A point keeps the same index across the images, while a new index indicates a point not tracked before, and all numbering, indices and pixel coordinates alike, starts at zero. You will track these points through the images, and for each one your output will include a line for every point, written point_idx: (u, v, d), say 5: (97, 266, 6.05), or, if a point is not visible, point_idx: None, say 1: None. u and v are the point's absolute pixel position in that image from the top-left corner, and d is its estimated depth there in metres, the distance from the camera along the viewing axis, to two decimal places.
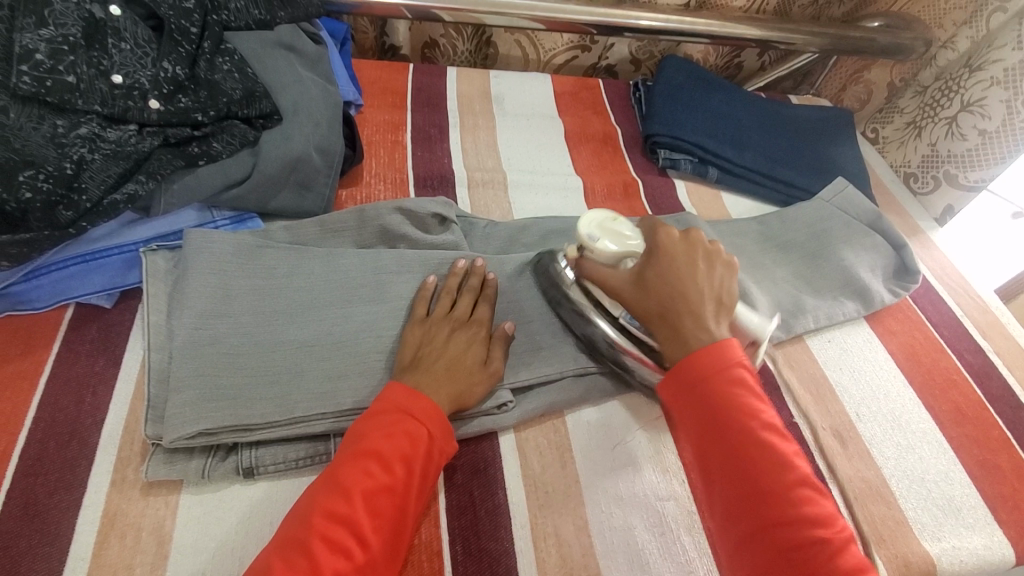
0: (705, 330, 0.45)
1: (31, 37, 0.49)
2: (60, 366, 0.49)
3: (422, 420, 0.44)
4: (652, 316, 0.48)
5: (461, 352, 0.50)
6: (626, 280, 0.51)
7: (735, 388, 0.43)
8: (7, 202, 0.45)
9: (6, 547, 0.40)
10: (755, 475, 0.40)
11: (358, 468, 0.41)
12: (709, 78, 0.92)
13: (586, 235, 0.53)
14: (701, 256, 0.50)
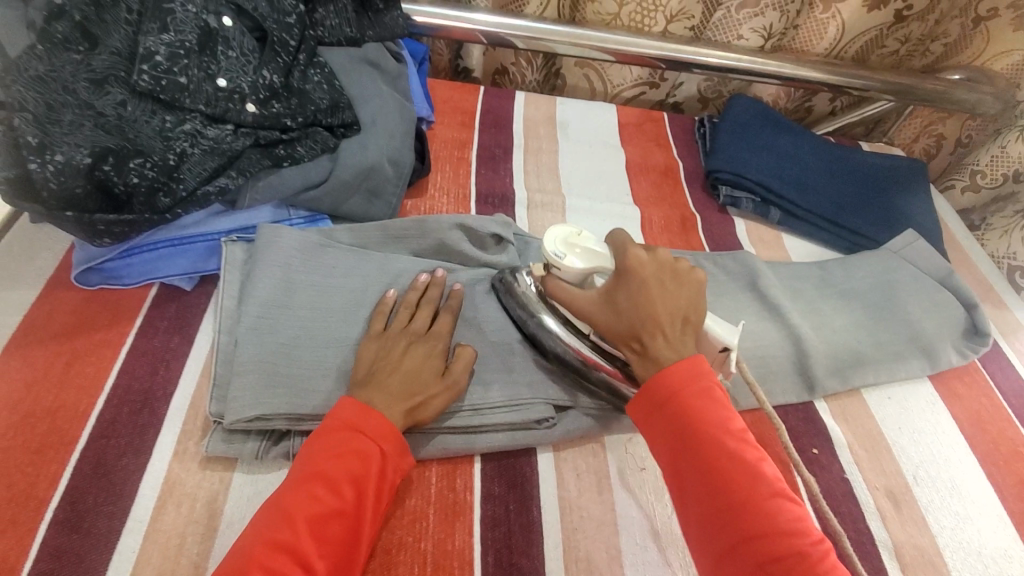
0: (672, 348, 0.46)
1: (154, 40, 0.53)
2: (140, 339, 0.53)
3: (373, 438, 0.43)
4: (623, 339, 0.48)
5: (419, 363, 0.49)
6: (594, 300, 0.50)
7: (701, 401, 0.44)
8: (116, 184, 0.50)
9: (76, 500, 0.43)
10: (728, 488, 0.40)
11: (303, 494, 0.40)
12: (777, 118, 0.91)
13: (552, 253, 0.52)
14: (667, 276, 0.50)
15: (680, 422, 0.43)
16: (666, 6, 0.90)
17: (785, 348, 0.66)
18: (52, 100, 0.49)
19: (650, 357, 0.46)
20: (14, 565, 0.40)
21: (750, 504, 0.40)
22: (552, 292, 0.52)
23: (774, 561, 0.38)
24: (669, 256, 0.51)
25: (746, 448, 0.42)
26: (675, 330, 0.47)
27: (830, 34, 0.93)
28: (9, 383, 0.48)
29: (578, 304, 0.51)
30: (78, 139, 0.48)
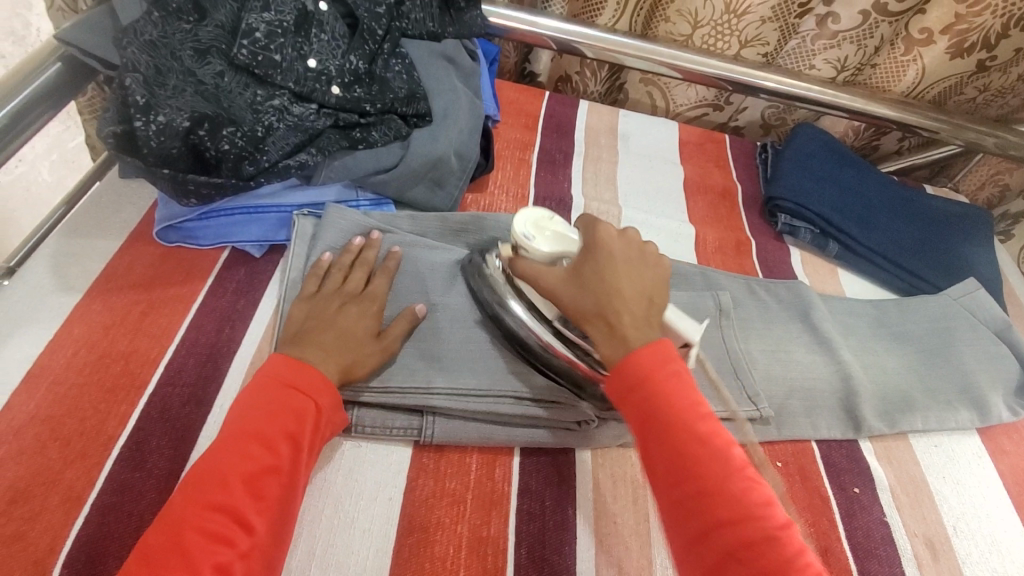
0: (640, 329, 0.46)
1: (256, 18, 0.56)
2: (210, 297, 0.55)
3: (306, 393, 0.45)
4: (586, 316, 0.47)
5: (352, 323, 0.51)
6: (561, 278, 0.49)
7: (677, 384, 0.43)
8: (209, 149, 0.53)
9: (141, 441, 0.45)
10: (700, 473, 0.40)
11: (236, 454, 0.41)
12: (843, 151, 0.90)
13: (522, 233, 0.51)
14: (634, 255, 0.50)
15: (654, 406, 0.43)
16: (740, 31, 0.90)
17: (832, 383, 0.65)
18: (159, 64, 0.52)
19: (618, 334, 0.45)
20: (81, 494, 0.42)
21: (723, 491, 0.40)
22: (520, 271, 0.51)
23: (743, 546, 0.38)
24: (639, 240, 0.52)
25: (715, 433, 0.42)
26: (642, 310, 0.47)
27: (909, 78, 0.91)
28: (89, 324, 0.51)
29: (543, 281, 0.49)
30: (180, 103, 0.51)
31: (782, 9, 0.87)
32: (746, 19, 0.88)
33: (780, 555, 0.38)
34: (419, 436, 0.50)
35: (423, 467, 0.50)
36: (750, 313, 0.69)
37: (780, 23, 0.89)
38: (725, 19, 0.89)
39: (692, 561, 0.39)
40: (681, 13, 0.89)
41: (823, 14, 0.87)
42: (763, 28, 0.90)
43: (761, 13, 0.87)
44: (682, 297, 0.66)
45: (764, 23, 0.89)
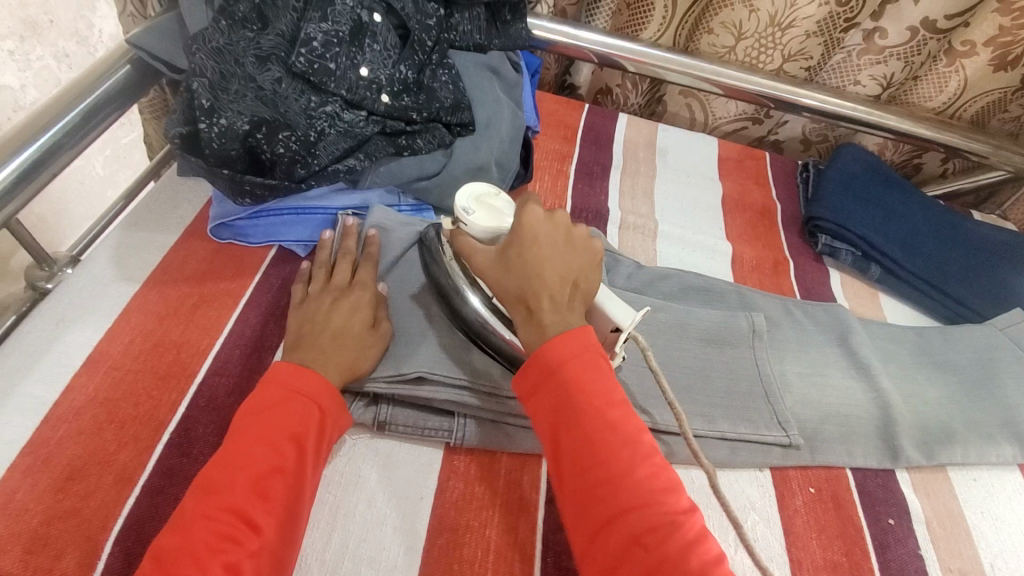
0: (557, 314, 0.46)
1: (314, 28, 0.58)
2: (257, 293, 0.58)
3: (307, 396, 0.45)
4: (510, 296, 0.48)
5: (346, 319, 0.52)
6: (491, 253, 0.50)
7: (592, 372, 0.44)
8: (265, 151, 0.55)
9: (189, 427, 0.48)
10: (603, 459, 0.41)
11: (238, 458, 0.42)
12: (887, 173, 0.88)
13: (460, 207, 0.52)
14: (561, 238, 0.50)
15: (567, 393, 0.43)
16: (784, 44, 0.89)
17: (869, 411, 0.63)
18: (224, 70, 0.54)
19: (535, 320, 0.46)
20: (133, 476, 0.44)
21: (625, 475, 0.41)
22: (458, 245, 0.52)
23: (650, 533, 0.39)
24: (567, 220, 0.51)
25: (624, 423, 0.43)
26: (562, 295, 0.47)
27: (952, 87, 0.88)
28: (144, 313, 0.54)
29: (476, 260, 0.50)
30: (241, 107, 0.54)
31: (828, 23, 0.86)
32: (789, 33, 0.87)
33: (681, 540, 0.38)
34: (449, 438, 0.51)
35: (454, 469, 0.51)
36: (786, 334, 0.68)
37: (825, 38, 0.88)
38: (768, 32, 0.87)
39: (594, 550, 0.39)
40: (725, 26, 0.88)
41: (869, 30, 0.86)
42: (808, 42, 0.88)
43: (807, 28, 0.86)
44: (716, 315, 0.65)
45: (809, 38, 0.87)
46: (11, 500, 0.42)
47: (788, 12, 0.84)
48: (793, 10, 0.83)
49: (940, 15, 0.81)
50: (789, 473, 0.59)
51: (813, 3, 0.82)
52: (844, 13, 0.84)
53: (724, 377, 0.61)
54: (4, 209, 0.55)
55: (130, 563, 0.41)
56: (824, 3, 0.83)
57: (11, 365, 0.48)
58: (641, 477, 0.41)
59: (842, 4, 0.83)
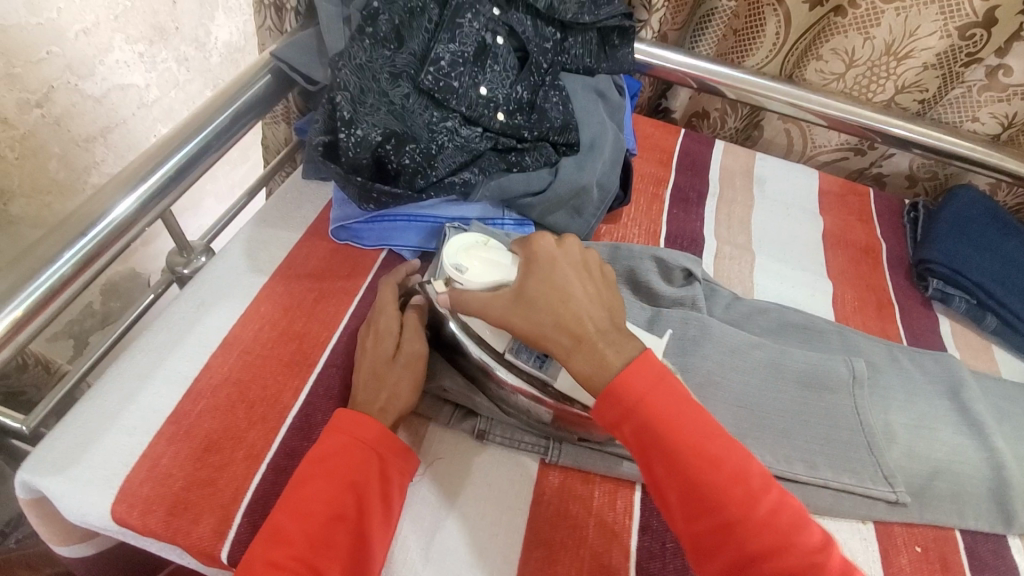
0: (601, 333, 0.48)
1: (444, 48, 0.62)
2: (369, 293, 0.61)
3: (369, 444, 0.46)
4: (545, 329, 0.48)
5: (370, 358, 0.52)
6: (508, 298, 0.49)
7: (666, 400, 0.44)
8: (392, 161, 0.59)
9: (309, 414, 0.51)
10: (715, 497, 0.41)
11: (300, 505, 0.43)
12: (1007, 219, 0.82)
13: (453, 265, 0.52)
14: (575, 265, 0.52)
15: (661, 440, 0.43)
16: (899, 75, 0.85)
17: (982, 471, 0.59)
18: (364, 86, 0.58)
19: (584, 343, 0.47)
20: (259, 454, 0.48)
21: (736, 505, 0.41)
22: (463, 305, 0.51)
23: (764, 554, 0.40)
24: (579, 249, 0.54)
25: (711, 442, 0.43)
26: (595, 310, 0.49)
27: None
28: (272, 303, 0.58)
29: (496, 309, 0.49)
30: (375, 120, 0.58)
31: (947, 57, 0.82)
32: (905, 64, 0.84)
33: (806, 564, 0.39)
34: (544, 454, 0.53)
35: (549, 485, 0.52)
36: (891, 381, 0.64)
37: (943, 71, 0.84)
38: (882, 62, 0.85)
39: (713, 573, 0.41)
40: (837, 52, 0.86)
41: (994, 66, 0.81)
42: (924, 75, 0.85)
43: (925, 59, 0.82)
44: (818, 355, 0.62)
45: (926, 70, 0.84)
46: (158, 464, 0.46)
47: (906, 42, 0.81)
48: (912, 39, 0.81)
49: None
50: (893, 529, 0.56)
51: (936, 34, 0.79)
52: (966, 47, 0.80)
53: (824, 422, 0.59)
54: (161, 202, 0.62)
55: (255, 535, 0.45)
56: (947, 36, 0.80)
57: (160, 341, 0.54)
58: (741, 497, 0.41)
59: (966, 38, 0.79)
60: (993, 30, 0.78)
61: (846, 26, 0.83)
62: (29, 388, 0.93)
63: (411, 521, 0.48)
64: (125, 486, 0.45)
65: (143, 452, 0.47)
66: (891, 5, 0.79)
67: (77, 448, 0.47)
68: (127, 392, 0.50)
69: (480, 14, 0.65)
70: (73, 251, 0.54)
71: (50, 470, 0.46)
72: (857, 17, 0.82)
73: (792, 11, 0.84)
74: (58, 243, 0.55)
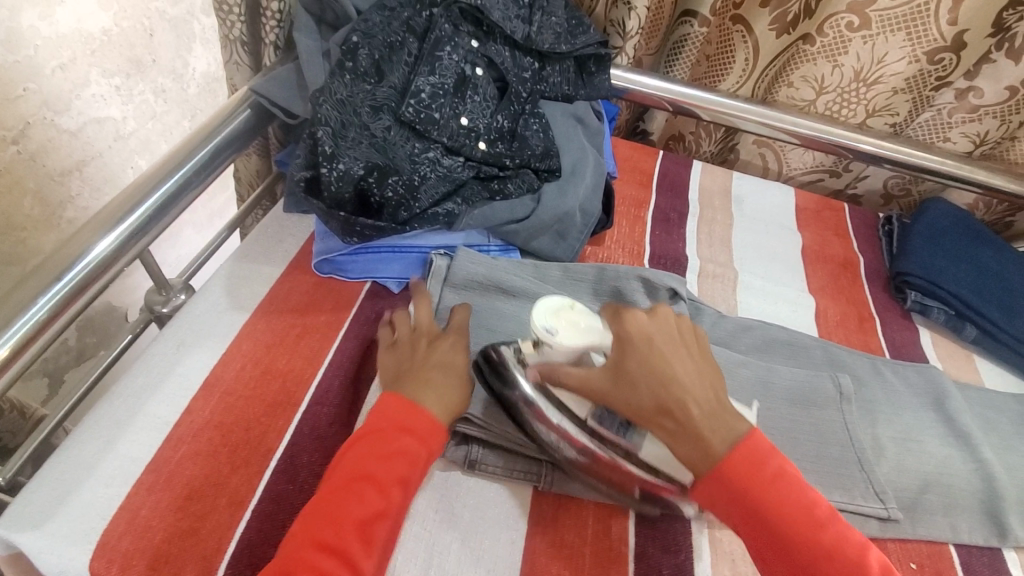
0: (720, 428, 0.45)
1: (424, 81, 0.63)
2: (355, 325, 0.60)
3: (386, 463, 0.45)
4: (644, 413, 0.46)
5: (446, 352, 0.53)
6: (603, 372, 0.47)
7: (777, 481, 0.44)
8: (375, 194, 0.59)
9: (294, 455, 0.50)
10: (820, 570, 0.41)
11: (317, 529, 0.41)
12: (979, 231, 0.85)
13: (542, 330, 0.47)
14: (681, 343, 0.49)
15: (756, 500, 0.43)
16: (869, 99, 0.89)
17: (972, 483, 0.60)
18: (344, 120, 0.58)
19: (691, 431, 0.45)
20: (244, 500, 0.47)
21: (810, 552, 0.42)
22: (552, 375, 0.48)
23: None
24: (670, 314, 0.51)
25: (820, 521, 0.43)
26: (704, 399, 0.46)
27: None
28: (254, 341, 0.57)
29: (590, 383, 0.47)
30: (358, 154, 0.58)
31: (916, 80, 0.85)
32: (875, 89, 0.87)
33: None
34: (536, 482, 0.52)
35: (541, 515, 0.51)
36: (877, 395, 0.65)
37: (912, 94, 0.87)
38: (851, 87, 0.88)
39: None
40: (806, 79, 0.89)
41: (963, 88, 0.84)
42: (894, 98, 0.88)
43: (894, 84, 0.86)
44: (805, 373, 0.63)
45: (895, 93, 0.87)
46: (138, 516, 0.45)
47: (873, 68, 0.84)
48: (880, 66, 0.84)
49: None
50: (886, 545, 0.56)
51: (903, 60, 0.83)
52: (935, 71, 0.83)
53: (813, 440, 0.59)
54: (142, 239, 0.61)
55: None
56: (915, 60, 0.83)
57: (140, 385, 0.52)
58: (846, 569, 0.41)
59: (933, 61, 0.82)
60: (963, 53, 0.81)
61: (813, 54, 0.85)
62: (4, 434, 0.90)
63: (405, 561, 0.47)
64: (103, 539, 0.43)
65: (122, 503, 0.45)
66: (858, 33, 0.81)
67: (56, 500, 0.45)
68: (106, 440, 0.48)
69: (459, 46, 0.66)
70: (50, 295, 0.53)
71: (26, 525, 0.44)
72: (826, 45, 0.84)
73: (760, 40, 0.87)
74: (34, 288, 0.53)
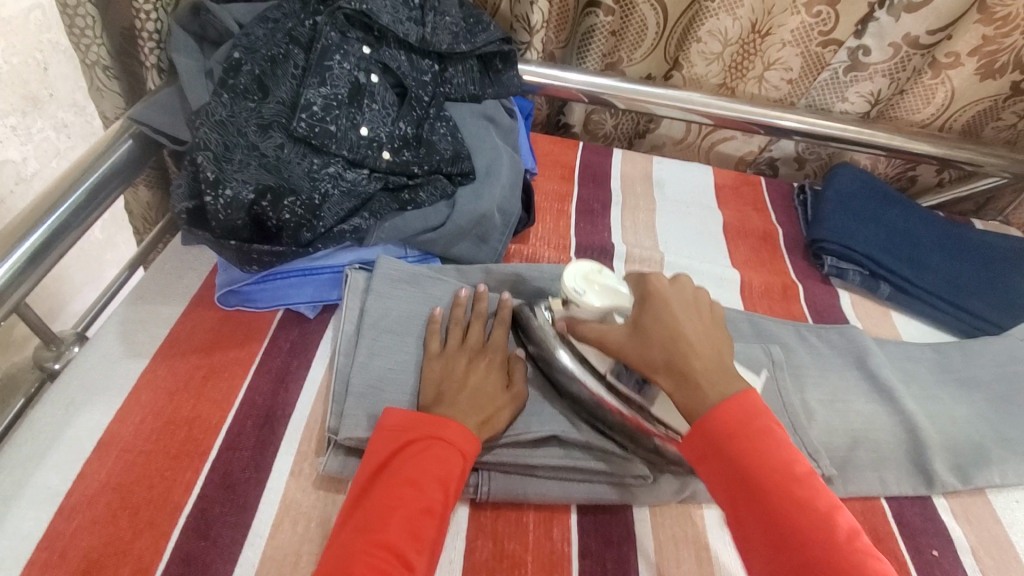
0: (716, 377, 0.45)
1: (314, 93, 0.60)
2: (267, 358, 0.57)
3: (453, 443, 0.46)
4: (655, 366, 0.47)
5: (481, 375, 0.52)
6: (623, 329, 0.49)
7: (762, 440, 0.42)
8: (271, 218, 0.55)
9: (205, 509, 0.46)
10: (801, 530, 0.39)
11: (394, 497, 0.42)
12: (885, 191, 0.88)
13: (572, 289, 0.52)
14: (691, 304, 0.50)
15: (734, 450, 0.42)
16: (765, 52, 0.89)
17: (898, 435, 0.62)
18: (228, 141, 0.56)
19: (692, 382, 0.45)
20: (149, 567, 0.43)
21: (792, 512, 0.40)
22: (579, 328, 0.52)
23: None
24: (689, 285, 0.52)
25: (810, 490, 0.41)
26: (714, 357, 0.47)
27: (939, 100, 0.89)
28: (154, 390, 0.53)
29: (608, 339, 0.49)
30: (246, 177, 0.55)
31: (803, 34, 0.86)
32: (769, 40, 0.87)
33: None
34: (475, 495, 0.50)
35: (481, 530, 0.49)
36: (804, 361, 0.67)
37: (802, 50, 0.88)
38: (750, 39, 0.88)
39: None
40: (712, 34, 0.86)
41: (854, 47, 0.87)
42: (785, 50, 0.88)
43: (784, 36, 0.86)
44: (734, 345, 0.63)
45: (785, 46, 0.87)
46: None
47: (766, 18, 0.85)
48: (770, 17, 0.85)
49: (922, 31, 0.82)
50: None
51: (788, 11, 0.84)
52: (818, 25, 0.84)
53: None
54: (18, 291, 0.55)
55: None
56: (797, 12, 0.83)
57: (26, 454, 0.47)
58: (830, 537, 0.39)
59: (813, 16, 0.83)
60: (838, 8, 0.82)
61: (715, 9, 0.83)
62: None
63: None
64: None
65: None
66: None
67: None
68: None
69: (349, 53, 0.63)
70: None
71: None
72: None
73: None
74: None
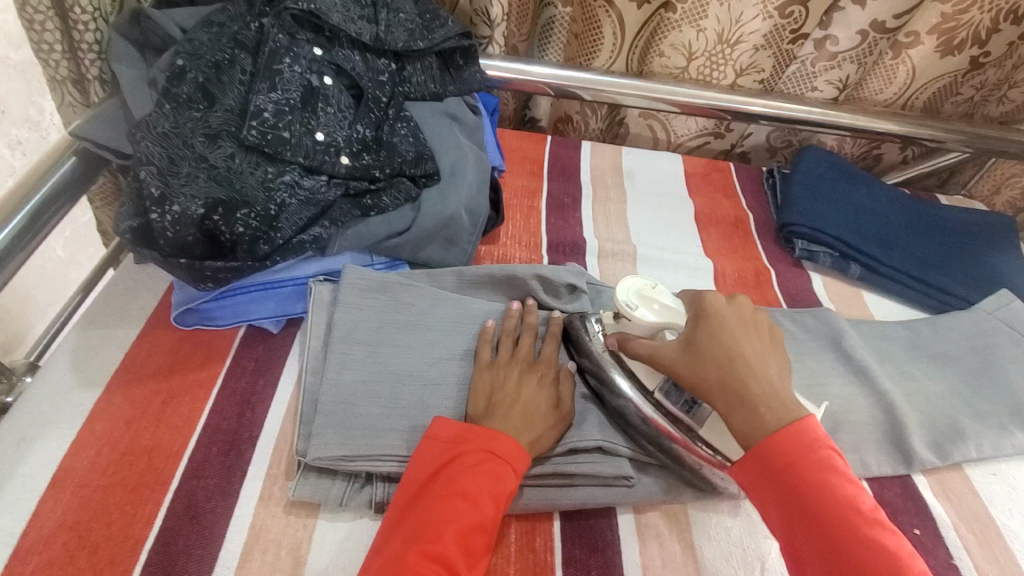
0: (773, 401, 0.44)
1: (264, 99, 0.57)
2: (230, 379, 0.55)
3: (507, 459, 0.46)
4: (706, 386, 0.46)
5: (536, 394, 0.51)
6: (675, 347, 0.48)
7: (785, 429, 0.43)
8: (224, 233, 0.53)
9: (167, 543, 0.44)
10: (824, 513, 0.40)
11: (446, 510, 0.42)
12: (852, 172, 0.89)
13: (625, 304, 0.51)
14: (751, 323, 0.48)
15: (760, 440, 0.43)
16: (735, 59, 0.90)
17: (875, 415, 0.62)
18: (173, 154, 0.53)
19: (750, 407, 0.44)
20: None
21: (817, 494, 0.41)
22: (625, 345, 0.51)
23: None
24: (746, 301, 0.50)
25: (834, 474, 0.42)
26: (770, 379, 0.45)
27: (900, 78, 0.89)
28: (111, 419, 0.50)
29: (658, 356, 0.48)
30: (195, 191, 0.52)
31: (774, 36, 0.87)
32: (739, 49, 0.88)
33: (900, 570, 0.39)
34: None
35: None
36: None
37: (773, 50, 0.89)
38: (718, 50, 0.88)
39: None
40: (676, 46, 0.88)
41: (820, 38, 0.87)
42: (757, 55, 0.90)
43: (754, 42, 0.87)
44: None
45: (757, 51, 0.89)
46: None
47: (733, 29, 0.85)
48: (739, 26, 0.85)
49: (887, 16, 0.83)
50: None
51: (757, 19, 0.84)
52: (788, 24, 0.85)
53: None
54: None
55: None
56: (768, 17, 0.84)
57: None
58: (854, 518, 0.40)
59: (786, 16, 0.84)
60: (810, 6, 0.83)
61: (677, 21, 0.85)
62: None
63: None
64: None
65: None
66: None
67: None
68: None
69: (300, 56, 0.61)
70: None
71: None
72: (686, 11, 0.83)
73: (623, 12, 0.85)
74: None
